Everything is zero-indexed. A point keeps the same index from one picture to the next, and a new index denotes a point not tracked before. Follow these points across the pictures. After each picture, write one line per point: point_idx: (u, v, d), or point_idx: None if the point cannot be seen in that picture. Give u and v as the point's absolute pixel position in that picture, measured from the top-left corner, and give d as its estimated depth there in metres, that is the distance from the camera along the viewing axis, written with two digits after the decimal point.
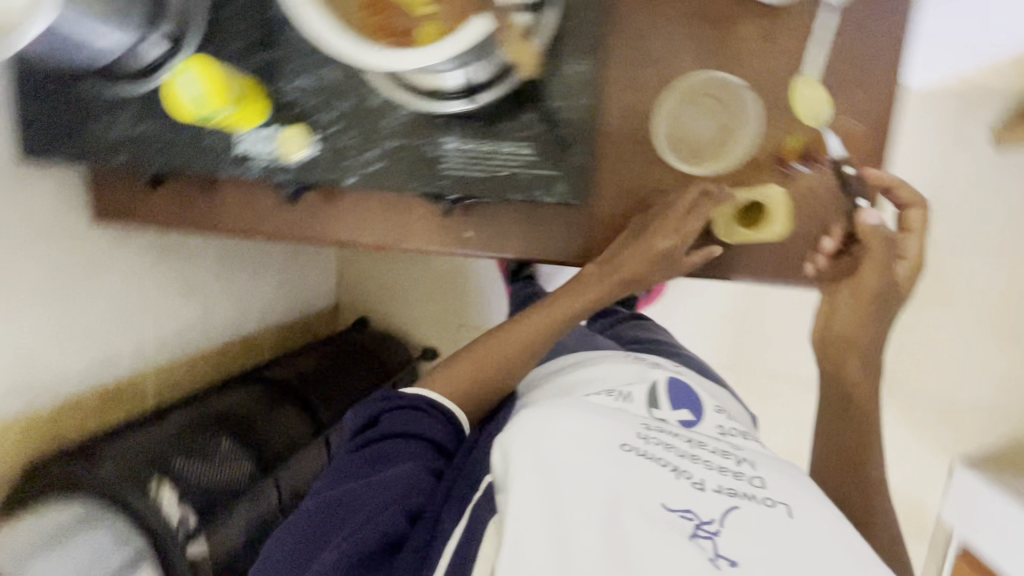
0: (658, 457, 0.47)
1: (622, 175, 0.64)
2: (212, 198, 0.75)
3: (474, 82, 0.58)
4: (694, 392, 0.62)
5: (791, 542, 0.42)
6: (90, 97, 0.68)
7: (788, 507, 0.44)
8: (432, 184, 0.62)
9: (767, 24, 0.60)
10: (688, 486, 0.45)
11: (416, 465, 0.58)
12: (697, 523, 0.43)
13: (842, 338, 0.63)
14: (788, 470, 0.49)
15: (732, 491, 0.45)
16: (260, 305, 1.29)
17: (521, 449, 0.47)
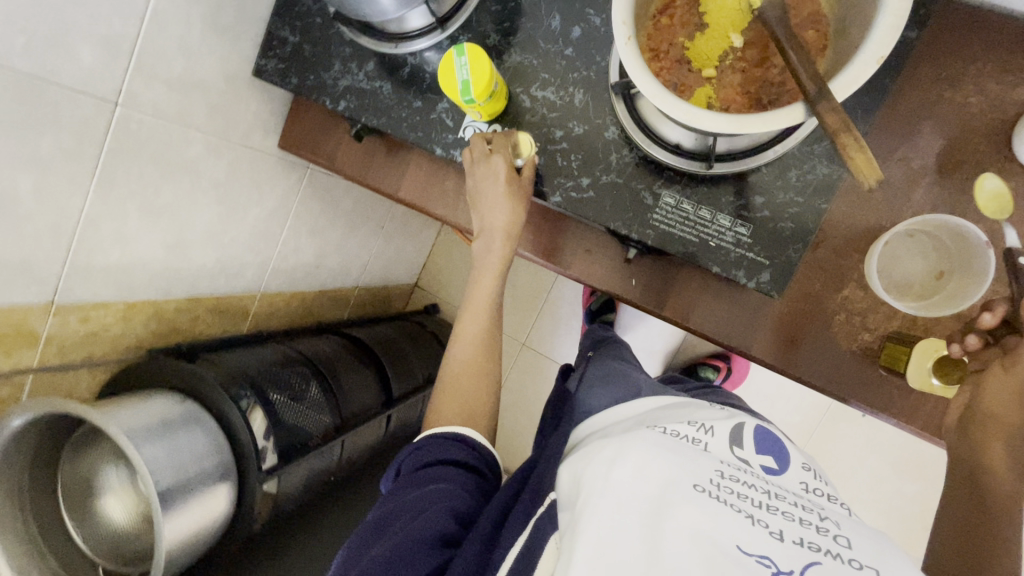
0: (729, 501, 0.44)
1: (814, 283, 0.64)
2: (402, 164, 0.78)
3: (716, 150, 0.57)
4: (784, 450, 0.61)
5: None
6: (336, 40, 0.72)
7: (879, 573, 0.38)
8: (634, 228, 0.62)
9: (1020, 189, 0.59)
10: (764, 533, 0.41)
11: (463, 490, 0.56)
12: (775, 571, 0.38)
13: (987, 419, 0.51)
14: (882, 541, 0.43)
15: (814, 545, 0.40)
16: (359, 262, 1.33)
17: (591, 475, 0.48)
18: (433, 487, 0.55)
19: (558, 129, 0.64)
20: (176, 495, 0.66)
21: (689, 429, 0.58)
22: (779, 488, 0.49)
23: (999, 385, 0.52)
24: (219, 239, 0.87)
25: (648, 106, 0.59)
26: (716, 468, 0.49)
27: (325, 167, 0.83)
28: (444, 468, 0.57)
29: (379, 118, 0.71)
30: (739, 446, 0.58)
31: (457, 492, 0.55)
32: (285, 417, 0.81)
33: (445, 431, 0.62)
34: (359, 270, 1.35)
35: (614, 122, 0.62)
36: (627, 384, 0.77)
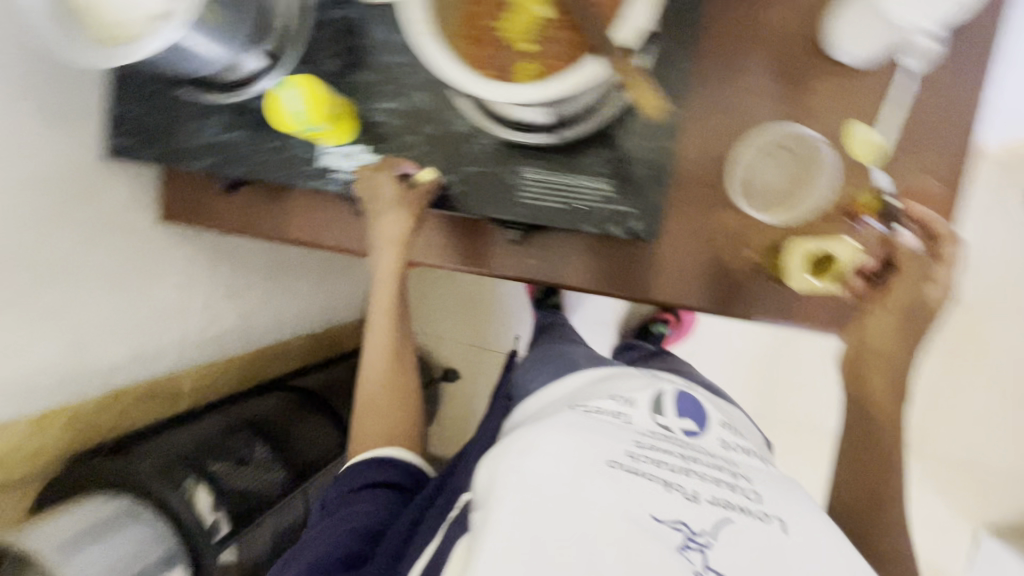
0: (647, 472, 0.46)
1: (690, 219, 0.67)
2: (282, 206, 0.78)
3: (559, 118, 0.60)
4: (701, 402, 0.59)
5: (783, 556, 0.42)
6: (180, 102, 0.71)
7: (783, 521, 0.44)
8: (507, 210, 0.63)
9: (842, 86, 0.63)
10: (681, 498, 0.45)
11: (376, 506, 0.59)
12: (688, 535, 0.43)
13: (876, 353, 0.60)
14: (780, 484, 0.50)
15: (725, 503, 0.45)
16: (294, 312, 1.32)
17: (505, 474, 0.45)
18: (356, 502, 0.59)
19: (413, 135, 0.65)
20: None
21: (609, 404, 0.54)
22: (693, 446, 0.52)
23: (877, 322, 0.59)
24: (123, 327, 0.85)
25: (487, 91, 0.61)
26: (634, 437, 0.50)
27: (210, 227, 0.82)
28: (360, 490, 0.61)
29: (242, 166, 0.70)
30: (662, 412, 0.54)
31: (379, 505, 0.59)
32: (232, 485, 0.80)
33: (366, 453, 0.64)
34: (295, 319, 1.33)
35: (462, 116, 0.64)
36: (559, 362, 0.79)
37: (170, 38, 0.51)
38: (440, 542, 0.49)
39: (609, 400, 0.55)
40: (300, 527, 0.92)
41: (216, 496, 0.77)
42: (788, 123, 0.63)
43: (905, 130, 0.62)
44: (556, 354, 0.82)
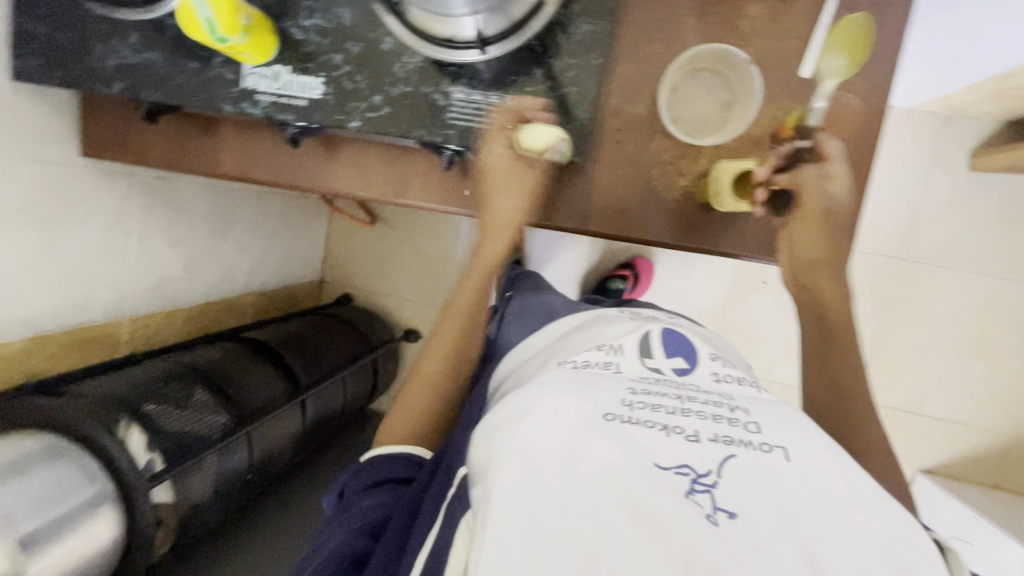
0: (644, 419, 0.46)
1: (624, 146, 0.66)
2: (212, 138, 0.75)
3: (486, 33, 0.58)
4: (689, 339, 0.64)
5: (787, 485, 0.42)
6: (89, 20, 0.67)
7: (786, 450, 0.44)
8: (435, 132, 0.62)
9: (772, 5, 0.63)
10: (681, 440, 0.44)
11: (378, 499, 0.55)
12: (694, 478, 0.43)
13: (810, 264, 0.63)
14: (780, 411, 0.48)
15: (726, 439, 0.44)
16: (246, 267, 1.28)
17: (507, 447, 0.44)
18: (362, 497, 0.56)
19: (337, 53, 0.63)
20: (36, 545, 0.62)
21: (598, 355, 0.59)
22: (688, 390, 0.53)
23: (803, 234, 0.63)
24: (47, 268, 0.81)
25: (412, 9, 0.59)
26: (628, 387, 0.50)
27: (135, 161, 0.77)
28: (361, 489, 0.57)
29: (159, 91, 0.67)
30: (651, 355, 0.60)
31: (400, 481, 0.57)
32: (167, 426, 0.78)
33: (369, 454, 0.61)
34: (246, 274, 1.29)
35: (388, 33, 0.62)
36: (538, 313, 0.83)
37: None
38: (441, 522, 0.48)
39: (598, 352, 0.60)
40: (244, 472, 0.91)
41: (150, 435, 0.75)
42: (709, 43, 0.62)
43: None
44: (536, 306, 0.85)
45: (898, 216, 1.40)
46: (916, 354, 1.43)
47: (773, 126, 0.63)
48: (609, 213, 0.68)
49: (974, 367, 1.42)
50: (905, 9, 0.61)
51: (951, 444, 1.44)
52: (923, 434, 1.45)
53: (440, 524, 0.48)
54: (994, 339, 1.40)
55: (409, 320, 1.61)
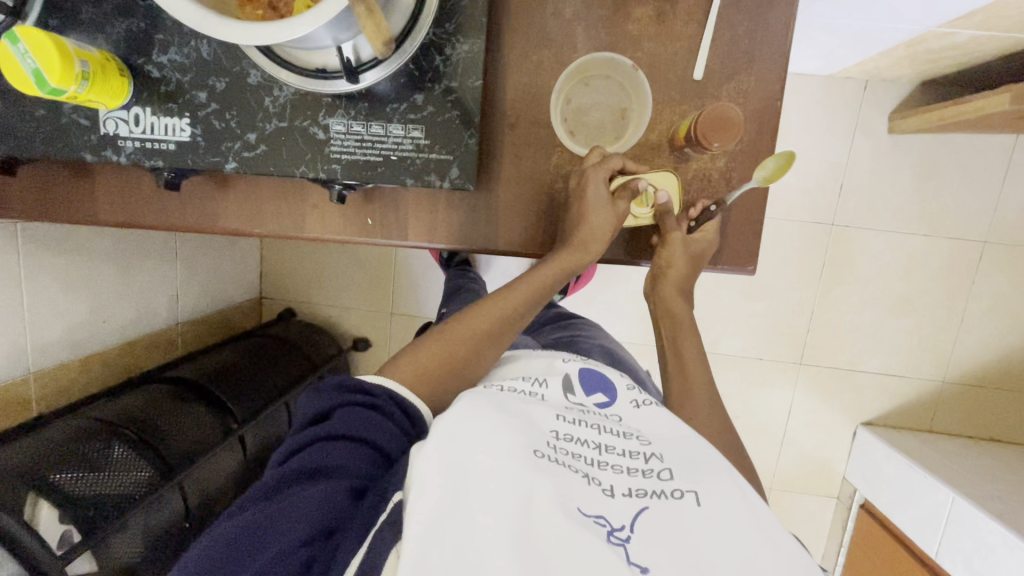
0: (567, 463, 0.50)
1: (524, 163, 0.64)
2: (81, 186, 0.68)
3: (357, 62, 0.54)
4: (608, 370, 0.65)
5: (694, 529, 0.47)
6: None
7: (697, 494, 0.48)
8: (319, 168, 0.58)
9: (658, 6, 0.60)
10: (598, 492, 0.49)
11: (341, 482, 0.52)
12: (610, 529, 0.46)
13: (672, 305, 0.69)
14: (694, 451, 0.53)
15: (641, 492, 0.49)
16: (168, 298, 1.22)
17: (428, 464, 0.47)
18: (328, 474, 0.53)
19: (200, 90, 0.58)
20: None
21: (523, 384, 0.59)
22: (610, 425, 0.56)
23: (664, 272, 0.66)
24: None
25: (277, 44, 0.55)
26: (551, 431, 0.54)
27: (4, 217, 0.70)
28: (333, 448, 0.55)
29: (7, 142, 0.60)
30: (574, 390, 0.61)
31: (332, 493, 0.51)
32: (85, 492, 0.75)
33: (357, 400, 0.58)
34: (170, 306, 1.23)
35: (253, 65, 0.57)
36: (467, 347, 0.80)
37: None
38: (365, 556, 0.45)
39: (522, 381, 0.60)
40: (181, 521, 0.87)
41: (63, 508, 0.72)
42: (592, 53, 0.61)
43: (722, 52, 0.61)
44: None
45: (826, 184, 1.43)
46: (849, 314, 1.49)
47: (672, 133, 0.62)
48: (520, 232, 0.66)
49: (903, 323, 1.48)
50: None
51: (886, 395, 1.52)
52: (861, 389, 1.52)
53: (364, 553, 0.46)
54: (919, 294, 1.47)
55: (357, 330, 1.56)
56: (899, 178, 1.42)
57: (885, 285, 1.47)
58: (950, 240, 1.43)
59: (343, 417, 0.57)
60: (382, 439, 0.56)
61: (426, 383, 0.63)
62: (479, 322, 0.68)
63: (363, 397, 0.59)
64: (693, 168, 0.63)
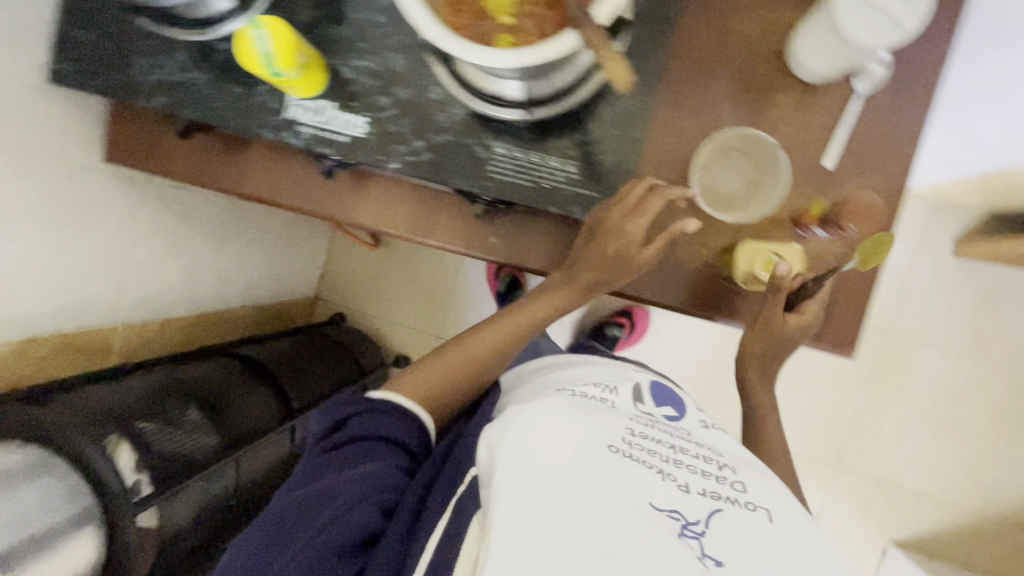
0: (641, 458, 0.48)
1: (652, 213, 0.68)
2: (239, 159, 0.74)
3: (535, 97, 0.61)
4: (676, 395, 0.66)
5: (769, 541, 0.44)
6: (136, 33, 0.67)
7: (770, 511, 0.46)
8: (475, 183, 0.63)
9: (802, 98, 0.66)
10: (674, 487, 0.46)
11: (385, 470, 0.55)
12: (684, 523, 0.44)
13: (766, 374, 0.71)
14: (759, 471, 0.51)
15: (714, 493, 0.47)
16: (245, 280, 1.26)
17: (508, 448, 0.47)
18: (362, 464, 0.55)
19: (384, 96, 0.64)
20: (25, 547, 0.66)
21: (595, 390, 0.61)
22: (681, 435, 0.54)
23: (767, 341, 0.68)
24: (49, 268, 0.78)
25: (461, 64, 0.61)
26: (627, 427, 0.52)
27: (161, 172, 0.77)
28: (364, 445, 0.57)
29: (199, 110, 0.67)
30: (642, 401, 0.62)
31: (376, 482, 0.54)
32: (157, 446, 0.75)
33: (378, 402, 0.60)
34: (246, 286, 1.27)
35: (437, 83, 0.63)
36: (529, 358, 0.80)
37: None
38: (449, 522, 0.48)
39: (594, 387, 0.61)
40: (225, 500, 0.87)
41: (139, 457, 0.72)
42: (737, 127, 0.66)
43: (853, 148, 0.66)
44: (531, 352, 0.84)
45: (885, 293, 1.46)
46: (892, 424, 1.48)
47: (795, 211, 0.66)
48: (635, 276, 0.69)
49: (948, 445, 1.46)
50: (925, 113, 0.65)
51: (921, 518, 1.47)
52: (897, 505, 1.48)
53: (441, 536, 0.47)
54: (966, 418, 1.45)
55: (402, 346, 1.59)
56: (959, 300, 1.44)
57: (933, 402, 1.46)
58: (1003, 370, 1.44)
59: (364, 420, 0.58)
60: (405, 437, 0.59)
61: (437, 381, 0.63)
62: (501, 330, 0.67)
63: (373, 398, 0.60)
64: (812, 247, 0.67)
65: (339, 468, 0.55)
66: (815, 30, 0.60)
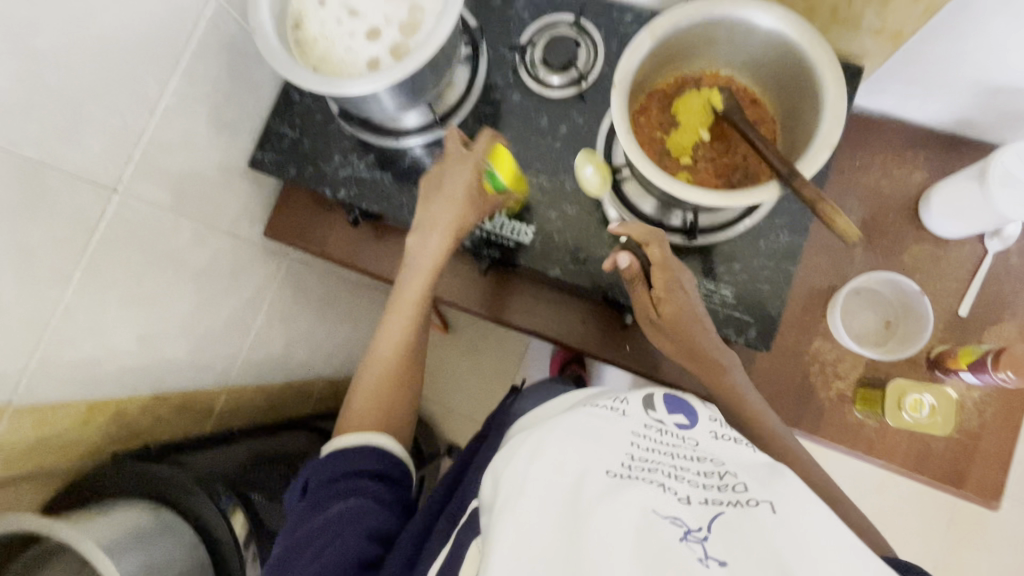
0: (639, 474, 0.38)
1: (790, 340, 0.71)
2: (395, 247, 0.82)
3: (697, 226, 0.66)
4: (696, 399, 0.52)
5: (783, 541, 0.32)
6: (337, 135, 0.77)
7: (773, 502, 0.35)
8: (631, 296, 0.68)
9: (936, 249, 0.71)
10: (671, 496, 0.36)
11: (370, 501, 0.55)
12: (686, 531, 0.34)
13: None
14: (769, 465, 0.40)
15: (717, 499, 0.36)
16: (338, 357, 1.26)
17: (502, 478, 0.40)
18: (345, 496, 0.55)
19: (553, 210, 0.71)
20: None
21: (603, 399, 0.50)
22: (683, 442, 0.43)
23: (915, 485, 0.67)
24: (194, 329, 0.78)
25: (629, 184, 0.68)
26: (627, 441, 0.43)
27: (314, 251, 0.84)
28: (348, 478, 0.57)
29: (381, 205, 0.75)
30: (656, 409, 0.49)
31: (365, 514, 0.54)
32: (266, 521, 0.74)
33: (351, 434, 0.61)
34: (338, 360, 1.26)
35: (602, 204, 0.70)
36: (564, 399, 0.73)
37: (374, 85, 0.59)
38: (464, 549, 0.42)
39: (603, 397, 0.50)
40: None
41: (253, 531, 0.71)
42: (874, 272, 0.70)
43: (987, 299, 0.70)
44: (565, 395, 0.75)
45: None
46: None
47: (934, 353, 0.69)
48: (774, 400, 0.71)
49: None
50: None
51: None
52: None
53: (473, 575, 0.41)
54: None
55: (455, 436, 1.54)
56: None
57: None
58: None
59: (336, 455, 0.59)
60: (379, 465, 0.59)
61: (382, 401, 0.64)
62: (384, 351, 0.67)
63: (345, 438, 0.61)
64: (955, 391, 0.68)
65: (328, 502, 0.55)
66: (947, 191, 0.67)
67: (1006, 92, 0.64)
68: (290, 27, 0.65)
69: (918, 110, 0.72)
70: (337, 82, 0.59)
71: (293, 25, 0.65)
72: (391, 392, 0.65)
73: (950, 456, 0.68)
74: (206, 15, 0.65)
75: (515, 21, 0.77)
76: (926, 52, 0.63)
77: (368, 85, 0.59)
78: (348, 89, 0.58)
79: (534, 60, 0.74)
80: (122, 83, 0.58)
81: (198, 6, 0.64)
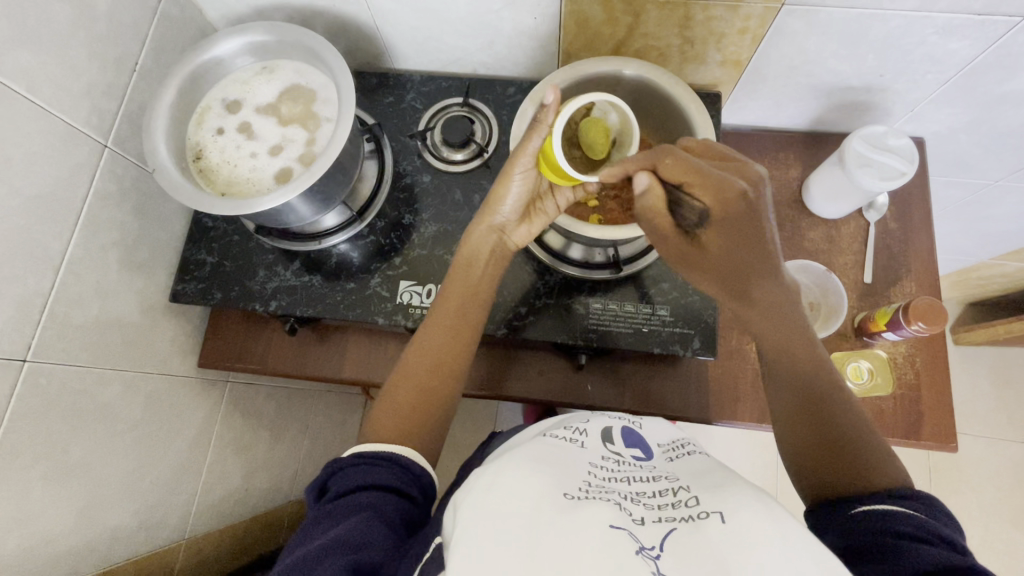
0: (600, 498, 0.43)
1: (732, 342, 0.76)
2: (338, 345, 0.81)
3: (620, 257, 0.71)
4: (646, 432, 0.57)
5: (727, 548, 0.37)
6: (258, 250, 0.77)
7: (722, 513, 0.40)
8: (579, 335, 0.70)
9: (829, 229, 0.80)
10: (627, 519, 0.41)
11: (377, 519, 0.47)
12: (641, 545, 0.39)
13: None
14: (718, 479, 0.45)
15: (670, 516, 0.42)
16: (305, 473, 1.18)
17: (465, 509, 0.43)
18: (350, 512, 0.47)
19: None
20: None
21: (564, 431, 0.54)
22: (647, 473, 0.48)
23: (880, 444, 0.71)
24: (138, 485, 0.72)
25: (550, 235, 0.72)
26: (588, 473, 0.47)
27: (256, 370, 0.81)
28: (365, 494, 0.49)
29: (315, 307, 0.74)
30: (613, 440, 0.54)
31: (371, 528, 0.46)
32: None
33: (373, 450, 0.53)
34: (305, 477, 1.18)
35: (529, 258, 0.74)
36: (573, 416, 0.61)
37: (285, 194, 0.60)
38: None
39: (564, 429, 0.54)
40: None
41: None
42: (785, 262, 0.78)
43: (883, 262, 0.78)
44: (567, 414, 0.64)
45: None
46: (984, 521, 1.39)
47: (858, 320, 0.76)
48: (734, 401, 0.74)
49: None
50: (929, 228, 0.79)
51: None
52: None
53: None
54: None
55: None
56: (986, 381, 1.50)
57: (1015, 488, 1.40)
58: None
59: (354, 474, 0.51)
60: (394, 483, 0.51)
61: (413, 408, 0.58)
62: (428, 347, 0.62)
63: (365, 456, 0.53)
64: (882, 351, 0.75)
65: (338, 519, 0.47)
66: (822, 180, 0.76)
67: (836, 91, 0.75)
68: (190, 159, 0.67)
69: (776, 116, 0.83)
70: (248, 202, 0.60)
71: (194, 157, 0.67)
72: (419, 412, 0.58)
73: (903, 410, 0.73)
74: (102, 166, 0.65)
75: (411, 112, 0.82)
76: (764, 71, 0.74)
77: (278, 195, 0.60)
78: (258, 204, 0.59)
79: (435, 142, 0.79)
80: (18, 247, 0.56)
81: (91, 159, 0.64)
